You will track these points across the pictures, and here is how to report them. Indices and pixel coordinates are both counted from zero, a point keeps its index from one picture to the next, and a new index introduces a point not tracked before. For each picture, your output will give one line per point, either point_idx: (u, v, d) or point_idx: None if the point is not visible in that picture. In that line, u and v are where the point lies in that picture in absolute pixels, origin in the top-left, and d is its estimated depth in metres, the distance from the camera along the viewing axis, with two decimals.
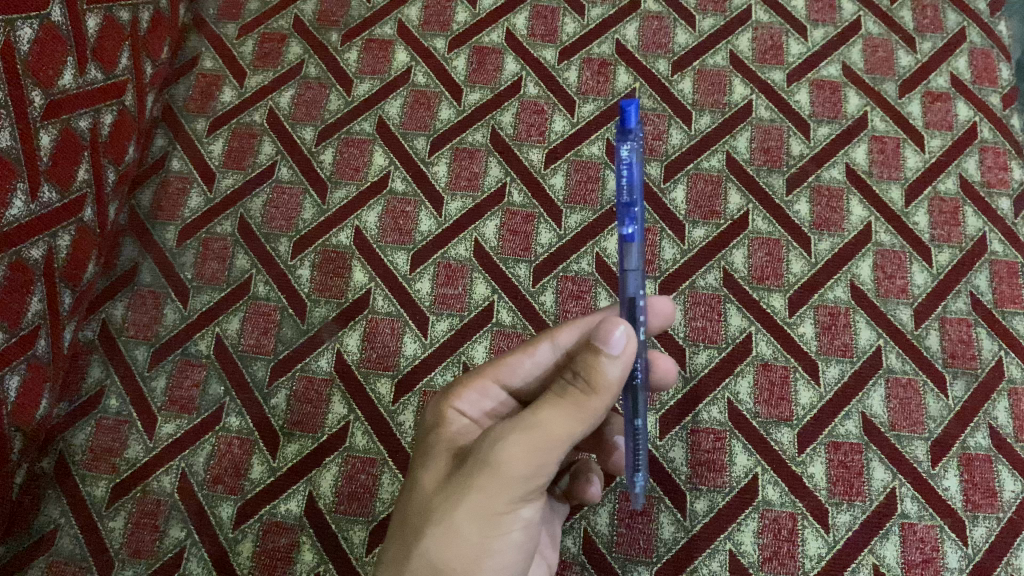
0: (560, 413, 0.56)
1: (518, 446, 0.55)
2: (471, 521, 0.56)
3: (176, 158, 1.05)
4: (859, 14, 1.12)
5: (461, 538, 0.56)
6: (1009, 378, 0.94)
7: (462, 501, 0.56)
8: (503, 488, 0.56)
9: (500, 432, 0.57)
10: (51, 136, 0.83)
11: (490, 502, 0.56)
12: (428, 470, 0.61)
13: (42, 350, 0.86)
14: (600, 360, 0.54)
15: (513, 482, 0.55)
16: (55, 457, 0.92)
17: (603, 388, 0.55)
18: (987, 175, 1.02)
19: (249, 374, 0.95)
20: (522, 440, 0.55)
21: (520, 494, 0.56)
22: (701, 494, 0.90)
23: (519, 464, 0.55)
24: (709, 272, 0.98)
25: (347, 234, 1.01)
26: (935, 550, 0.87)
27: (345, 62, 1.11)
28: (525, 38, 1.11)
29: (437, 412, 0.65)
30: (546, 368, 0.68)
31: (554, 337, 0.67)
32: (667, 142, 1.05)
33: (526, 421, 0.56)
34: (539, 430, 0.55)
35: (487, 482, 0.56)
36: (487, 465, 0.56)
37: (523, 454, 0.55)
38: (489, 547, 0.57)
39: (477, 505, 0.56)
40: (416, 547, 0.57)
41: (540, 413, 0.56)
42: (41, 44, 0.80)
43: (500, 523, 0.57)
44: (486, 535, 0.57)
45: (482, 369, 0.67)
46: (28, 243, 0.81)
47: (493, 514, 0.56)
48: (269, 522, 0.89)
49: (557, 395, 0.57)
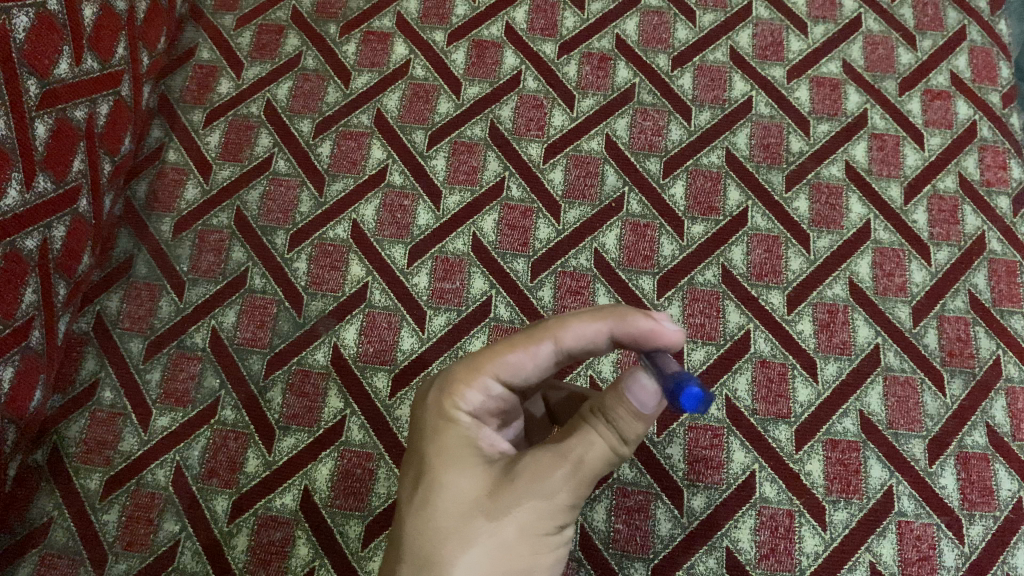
0: (600, 452, 0.59)
1: (567, 477, 0.58)
2: (521, 538, 0.57)
3: (172, 149, 1.05)
4: (860, 11, 1.11)
5: (511, 553, 0.57)
6: (1006, 377, 0.94)
7: (512, 518, 0.57)
8: (553, 512, 0.58)
9: (547, 462, 0.59)
10: (47, 126, 0.82)
11: (542, 524, 0.58)
12: (454, 477, 0.59)
13: (37, 341, 0.85)
14: (635, 420, 0.59)
15: (562, 508, 0.58)
16: (48, 449, 0.91)
17: (635, 439, 0.60)
18: (986, 173, 1.02)
19: (244, 367, 0.94)
20: (571, 473, 0.58)
21: (564, 519, 0.59)
22: (698, 490, 0.90)
23: (568, 494, 0.58)
24: (707, 269, 0.98)
25: (344, 227, 1.00)
26: (932, 548, 0.87)
27: (343, 55, 1.10)
28: (524, 32, 1.11)
29: (444, 417, 0.61)
30: (545, 367, 0.62)
31: (557, 336, 0.60)
32: (667, 137, 1.04)
33: (573, 454, 0.59)
34: (584, 465, 0.58)
35: (538, 504, 0.58)
36: (538, 491, 0.58)
37: (572, 483, 0.58)
38: (533, 565, 0.58)
39: (530, 526, 0.57)
40: (461, 560, 0.56)
41: (584, 447, 0.59)
42: (36, 32, 0.79)
43: (545, 543, 0.59)
44: (534, 552, 0.58)
45: (480, 366, 0.61)
46: (23, 233, 0.80)
47: (541, 534, 0.58)
48: (265, 516, 0.89)
49: (593, 434, 0.60)
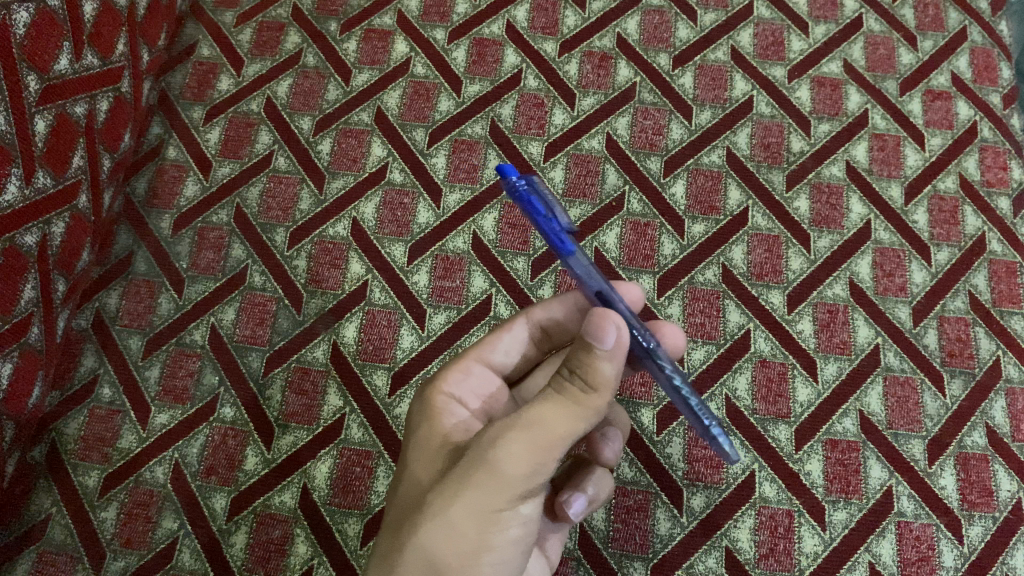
0: (559, 407, 0.55)
1: (515, 443, 0.54)
2: (467, 517, 0.54)
3: (171, 146, 1.04)
4: (861, 11, 1.11)
5: (457, 534, 0.54)
6: (1006, 378, 0.93)
7: (458, 495, 0.55)
8: (502, 485, 0.54)
9: (498, 432, 0.55)
10: (47, 122, 0.82)
11: (489, 499, 0.54)
12: (420, 463, 0.61)
13: (36, 338, 0.85)
14: (594, 357, 0.54)
15: (513, 481, 0.54)
16: (47, 446, 0.91)
17: (602, 385, 0.55)
18: (986, 174, 1.02)
19: (244, 364, 0.94)
20: (521, 438, 0.54)
21: (519, 492, 0.54)
22: (698, 490, 0.89)
23: (518, 461, 0.54)
24: (708, 268, 0.98)
25: (344, 225, 1.00)
26: (931, 548, 0.87)
27: (344, 52, 1.10)
28: (526, 30, 1.11)
29: (427, 405, 0.65)
30: (525, 344, 0.72)
31: (529, 313, 0.72)
32: (668, 137, 1.04)
33: (526, 417, 0.55)
34: (537, 428, 0.54)
35: (483, 478, 0.54)
36: (484, 464, 0.54)
37: (522, 452, 0.54)
38: (486, 544, 0.55)
39: (476, 502, 0.54)
40: (411, 543, 0.55)
41: (538, 408, 0.55)
42: (37, 28, 0.79)
43: (498, 521, 0.55)
44: (484, 532, 0.55)
45: (466, 353, 0.70)
46: (23, 229, 0.80)
47: (489, 512, 0.54)
48: (263, 514, 0.88)
49: (551, 394, 0.56)
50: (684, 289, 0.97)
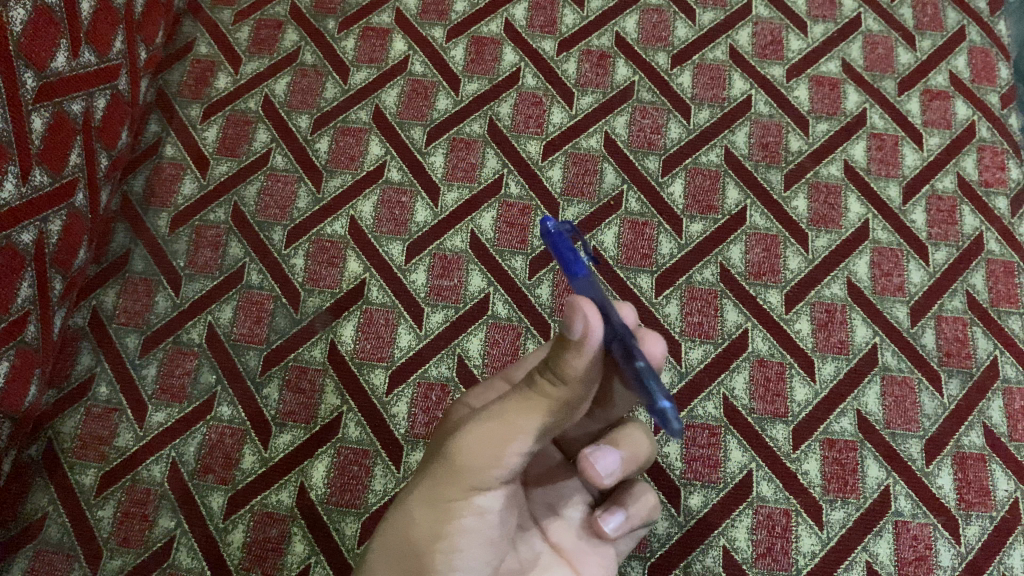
0: (526, 402, 0.57)
1: (474, 434, 0.58)
2: (426, 508, 0.59)
3: (169, 144, 1.04)
4: (859, 10, 1.11)
5: (417, 518, 0.59)
6: (1003, 377, 0.94)
7: (425, 482, 0.60)
8: (457, 472, 0.58)
9: (467, 424, 0.60)
10: (44, 120, 0.81)
11: (445, 486, 0.58)
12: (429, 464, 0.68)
13: (32, 336, 0.85)
14: (561, 351, 0.54)
15: (467, 469, 0.57)
16: (43, 444, 0.91)
17: (569, 377, 0.54)
18: (984, 174, 1.02)
19: (241, 363, 0.94)
20: (479, 429, 0.58)
21: (474, 482, 0.57)
22: (695, 489, 0.89)
23: (473, 450, 0.57)
24: (706, 267, 0.98)
25: (342, 223, 1.00)
26: (928, 548, 0.87)
27: (342, 50, 1.10)
28: (524, 28, 1.10)
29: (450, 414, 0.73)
30: None
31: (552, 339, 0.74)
32: (666, 136, 1.04)
33: (491, 411, 0.59)
34: (497, 421, 0.57)
35: (444, 468, 0.59)
36: (446, 453, 0.59)
37: (475, 444, 0.58)
38: (440, 530, 0.58)
39: (435, 487, 0.59)
40: (388, 525, 0.61)
41: (506, 402, 0.58)
42: (34, 25, 0.78)
43: (453, 509, 0.58)
44: (440, 518, 0.58)
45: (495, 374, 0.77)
46: (20, 227, 0.80)
47: (445, 499, 0.58)
48: (260, 512, 0.88)
49: (523, 394, 0.58)
50: (682, 289, 0.96)
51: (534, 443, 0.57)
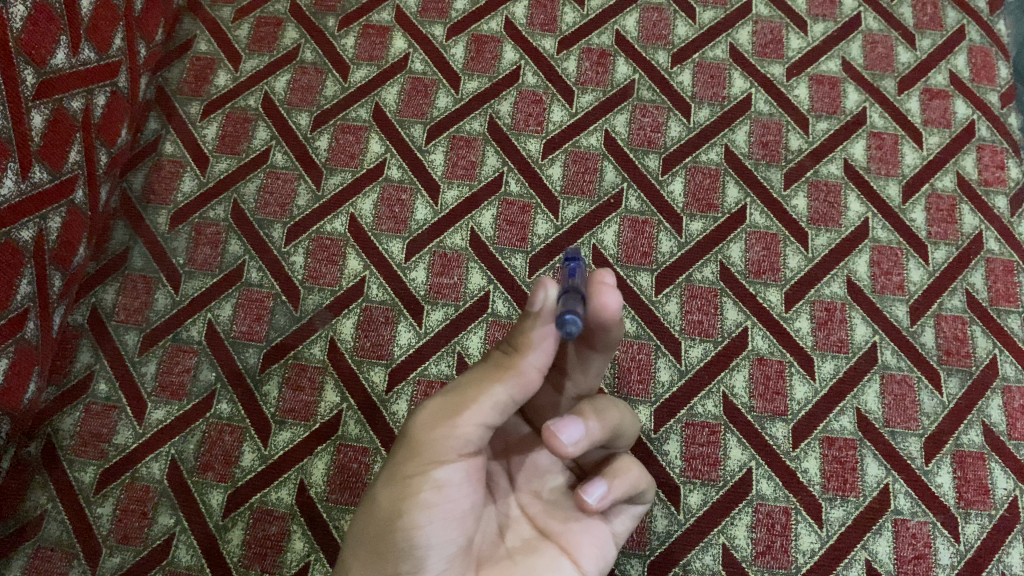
0: (484, 373, 0.57)
1: (431, 407, 0.57)
2: (387, 487, 0.57)
3: (169, 141, 1.04)
4: (859, 10, 1.11)
5: (380, 500, 0.57)
6: (1002, 376, 0.94)
7: (387, 463, 0.59)
8: (414, 447, 0.57)
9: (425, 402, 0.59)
10: (44, 116, 0.81)
11: (403, 462, 0.57)
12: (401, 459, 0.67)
13: (31, 333, 0.85)
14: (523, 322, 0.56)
15: (423, 441, 0.56)
16: (42, 441, 0.90)
17: (524, 345, 0.56)
18: (984, 173, 1.02)
19: (241, 360, 0.94)
20: (436, 403, 0.57)
21: (431, 456, 0.56)
22: (695, 487, 0.89)
23: (429, 423, 0.57)
24: (705, 266, 0.98)
25: (341, 221, 1.00)
26: (927, 546, 0.87)
27: (342, 48, 1.10)
28: (524, 27, 1.10)
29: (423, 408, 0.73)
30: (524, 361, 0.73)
31: None
32: (667, 134, 1.04)
33: (449, 387, 0.58)
34: (453, 393, 0.57)
35: (403, 446, 0.58)
36: (405, 432, 0.58)
37: (432, 418, 0.57)
38: (401, 509, 0.56)
39: (396, 465, 0.58)
40: (356, 517, 0.60)
41: (465, 376, 0.58)
42: (34, 22, 0.78)
43: (412, 486, 0.56)
44: (399, 497, 0.56)
45: None
46: (20, 224, 0.80)
47: (404, 475, 0.57)
48: (260, 510, 0.88)
49: (483, 369, 0.58)
50: (683, 288, 0.96)
51: (487, 414, 0.56)
